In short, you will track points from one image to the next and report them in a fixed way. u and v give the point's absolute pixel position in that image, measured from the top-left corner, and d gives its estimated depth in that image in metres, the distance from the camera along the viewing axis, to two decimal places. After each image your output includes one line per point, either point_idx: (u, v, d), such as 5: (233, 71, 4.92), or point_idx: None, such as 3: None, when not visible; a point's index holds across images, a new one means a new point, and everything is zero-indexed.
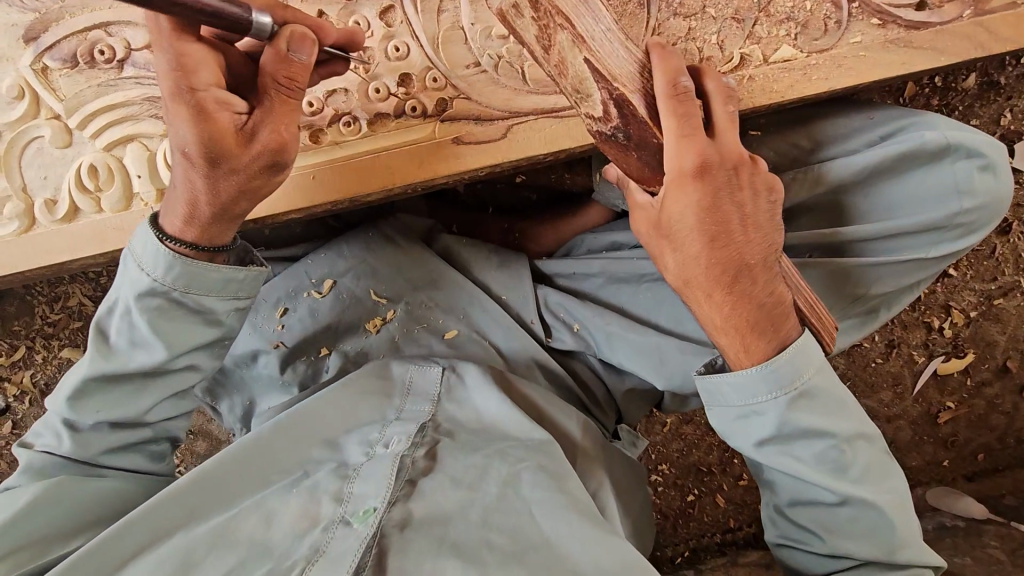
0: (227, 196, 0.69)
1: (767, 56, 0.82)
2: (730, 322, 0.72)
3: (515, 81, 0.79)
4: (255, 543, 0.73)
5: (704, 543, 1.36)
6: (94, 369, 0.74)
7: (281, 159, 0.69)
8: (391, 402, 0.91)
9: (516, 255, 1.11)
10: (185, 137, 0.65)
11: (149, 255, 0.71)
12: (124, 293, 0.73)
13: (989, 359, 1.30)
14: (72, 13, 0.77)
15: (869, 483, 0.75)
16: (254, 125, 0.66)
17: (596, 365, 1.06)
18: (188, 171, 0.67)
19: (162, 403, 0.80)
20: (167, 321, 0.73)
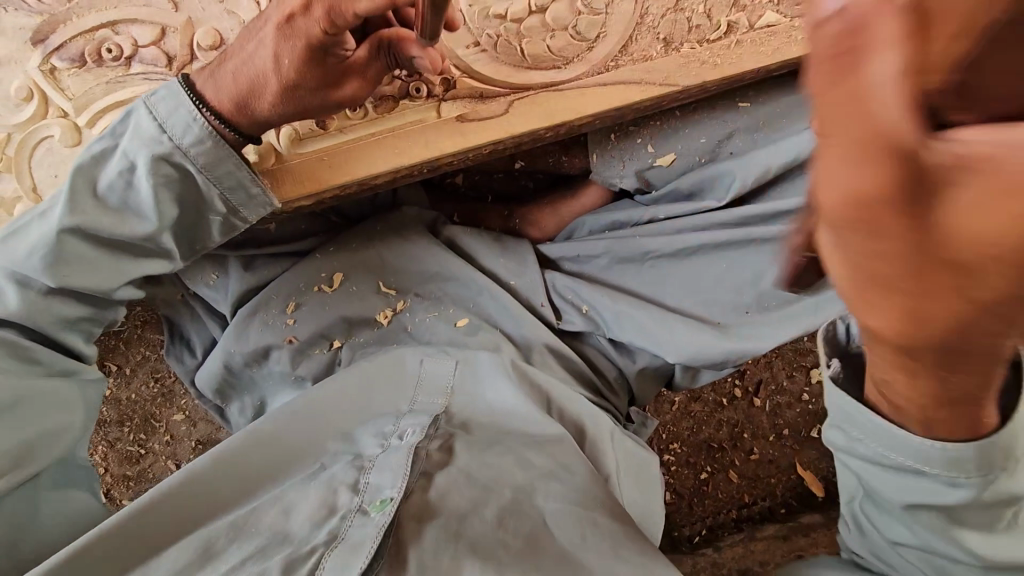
0: (284, 112, 0.73)
1: (752, 22, 0.85)
2: (925, 403, 0.51)
3: (513, 57, 0.81)
4: (272, 532, 0.75)
5: (720, 520, 1.35)
6: (69, 223, 0.71)
7: (352, 103, 0.77)
8: (405, 396, 0.94)
9: (519, 240, 1.13)
10: (292, 59, 0.68)
11: (182, 122, 0.71)
12: (137, 149, 0.71)
13: None
14: (79, 14, 0.79)
15: (1007, 538, 0.68)
16: (351, 70, 0.73)
17: (605, 345, 1.07)
18: (266, 77, 0.70)
19: (126, 286, 0.79)
20: (167, 194, 0.73)
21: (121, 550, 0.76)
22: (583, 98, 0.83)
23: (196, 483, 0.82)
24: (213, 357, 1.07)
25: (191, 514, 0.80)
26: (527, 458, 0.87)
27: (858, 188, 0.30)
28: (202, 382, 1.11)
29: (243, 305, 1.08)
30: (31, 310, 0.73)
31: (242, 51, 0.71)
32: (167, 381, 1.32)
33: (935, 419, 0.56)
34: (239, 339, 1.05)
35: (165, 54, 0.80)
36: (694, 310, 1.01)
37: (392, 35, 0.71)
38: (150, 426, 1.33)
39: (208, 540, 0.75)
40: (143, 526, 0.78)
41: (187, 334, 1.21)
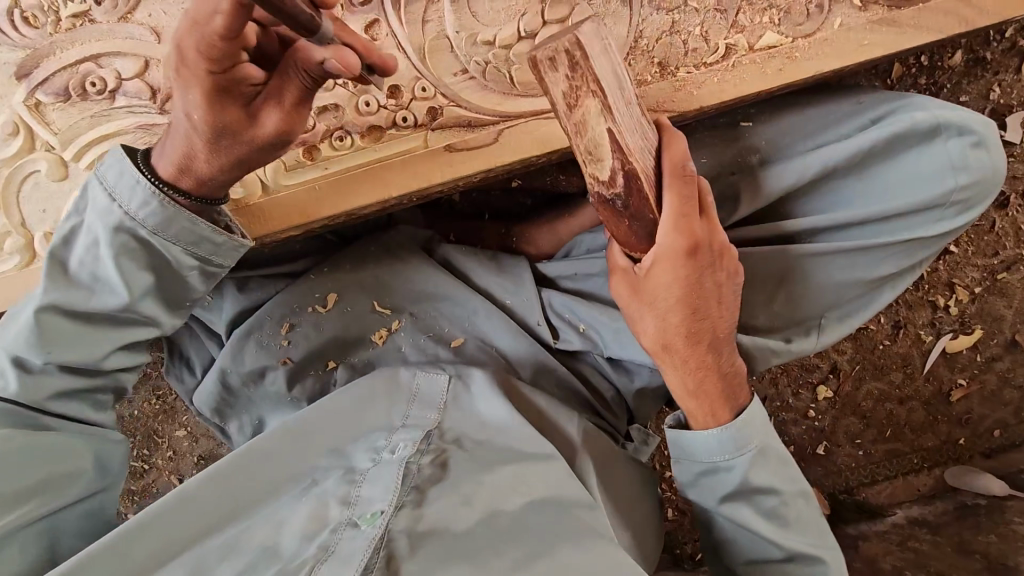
0: (223, 163, 0.70)
1: (751, 44, 0.82)
2: (701, 389, 0.79)
3: (502, 85, 0.79)
4: (262, 548, 0.75)
5: None
6: (51, 300, 0.73)
7: (286, 137, 0.70)
8: (397, 410, 0.94)
9: (515, 258, 1.11)
10: (198, 106, 0.66)
11: (126, 187, 0.71)
12: (97, 222, 0.72)
13: (997, 333, 1.29)
14: (62, 47, 0.78)
15: (808, 536, 0.82)
16: (266, 102, 0.68)
17: (603, 365, 1.04)
18: (191, 134, 0.69)
19: (118, 352, 0.79)
20: (128, 262, 0.73)
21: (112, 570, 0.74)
22: None
23: (192, 500, 0.82)
24: (210, 375, 1.07)
25: (185, 532, 0.79)
26: (524, 479, 0.85)
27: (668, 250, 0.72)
28: (201, 401, 1.10)
29: (241, 322, 1.08)
30: (33, 387, 0.75)
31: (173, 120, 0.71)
32: (168, 398, 1.32)
33: (701, 400, 0.80)
34: (236, 357, 1.05)
35: (148, 87, 0.79)
36: None
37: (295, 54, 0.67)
38: (154, 441, 1.34)
39: (202, 557, 0.76)
40: (135, 544, 0.77)
41: (186, 353, 1.21)
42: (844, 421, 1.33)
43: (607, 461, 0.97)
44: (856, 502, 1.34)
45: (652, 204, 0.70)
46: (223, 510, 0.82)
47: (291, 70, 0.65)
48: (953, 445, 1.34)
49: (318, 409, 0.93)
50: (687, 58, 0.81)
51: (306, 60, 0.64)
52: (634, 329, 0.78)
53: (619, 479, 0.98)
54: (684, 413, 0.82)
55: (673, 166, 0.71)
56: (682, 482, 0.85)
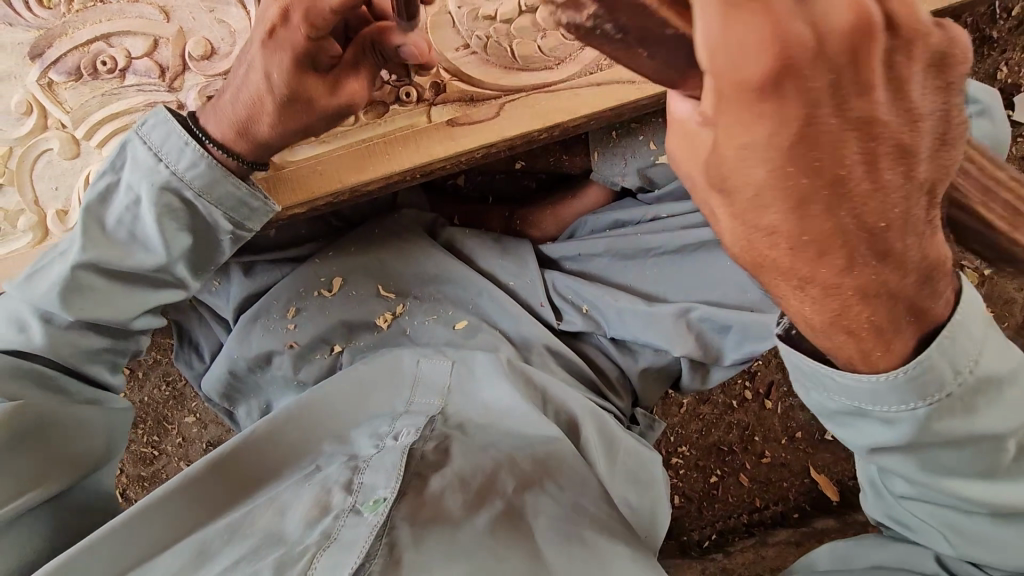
0: (286, 127, 0.72)
1: None
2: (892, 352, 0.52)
3: (504, 59, 0.79)
4: (268, 532, 0.75)
5: (731, 524, 1.33)
6: (86, 258, 0.74)
7: (351, 110, 0.74)
8: (401, 396, 0.94)
9: (520, 241, 1.11)
10: (281, 72, 0.68)
11: (175, 148, 0.73)
12: (139, 180, 0.73)
13: (1007, 317, 1.27)
14: (75, 27, 0.80)
15: None
16: (342, 73, 0.72)
17: (606, 345, 1.05)
18: (260, 96, 0.70)
19: (146, 314, 0.81)
20: (170, 222, 0.74)
21: (126, 550, 0.76)
22: (576, 98, 0.81)
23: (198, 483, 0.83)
24: (217, 362, 1.08)
25: (192, 515, 0.81)
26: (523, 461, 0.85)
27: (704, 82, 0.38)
28: (209, 386, 1.11)
29: (247, 308, 1.09)
30: (54, 344, 0.77)
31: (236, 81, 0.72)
32: (178, 384, 1.34)
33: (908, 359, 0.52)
34: (242, 343, 1.07)
35: (157, 65, 0.81)
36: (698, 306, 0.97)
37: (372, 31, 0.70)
38: (163, 427, 1.35)
39: (205, 542, 0.76)
40: (146, 526, 0.78)
41: (195, 338, 1.23)
42: None
43: (607, 432, 0.98)
44: None
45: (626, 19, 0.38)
46: (230, 495, 0.84)
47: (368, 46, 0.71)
48: None
49: (319, 398, 0.93)
50: None
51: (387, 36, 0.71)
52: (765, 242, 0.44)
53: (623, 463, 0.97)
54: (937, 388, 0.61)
55: None
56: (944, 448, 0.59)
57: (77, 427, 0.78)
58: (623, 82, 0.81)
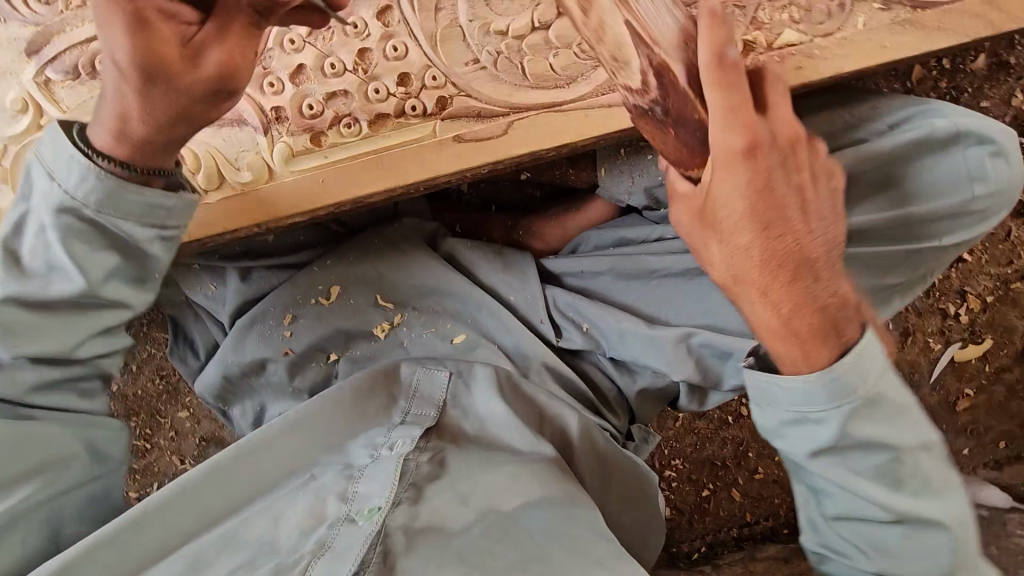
0: (156, 119, 0.68)
1: (770, 42, 0.79)
2: (789, 329, 0.67)
3: (513, 76, 0.78)
4: (261, 541, 0.76)
5: (720, 538, 1.34)
6: (12, 291, 0.69)
7: (226, 84, 0.68)
8: (397, 407, 0.93)
9: (522, 254, 1.09)
10: (122, 46, 0.64)
11: (61, 166, 0.67)
12: (40, 204, 0.68)
13: (1007, 344, 1.28)
14: (73, 24, 0.77)
15: (925, 497, 0.71)
16: (201, 44, 0.66)
17: (604, 363, 1.04)
18: (133, 83, 0.66)
19: (92, 340, 0.75)
20: (80, 244, 0.68)
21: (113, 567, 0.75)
22: (585, 119, 0.79)
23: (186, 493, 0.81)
24: (213, 367, 1.07)
25: (179, 531, 0.79)
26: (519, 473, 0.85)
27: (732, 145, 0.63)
28: (203, 389, 1.10)
29: (242, 314, 1.08)
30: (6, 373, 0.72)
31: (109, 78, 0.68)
32: (172, 378, 1.33)
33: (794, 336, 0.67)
34: (237, 351, 1.06)
35: None
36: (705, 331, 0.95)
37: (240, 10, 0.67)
38: (156, 421, 1.34)
39: (199, 553, 0.77)
40: (130, 541, 0.77)
41: (190, 335, 1.21)
42: None
43: (604, 456, 0.97)
44: None
45: (693, 102, 0.68)
46: (210, 507, 0.81)
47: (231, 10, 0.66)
48: (957, 455, 1.33)
49: (312, 409, 0.90)
50: None
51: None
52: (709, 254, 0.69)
53: (613, 480, 0.97)
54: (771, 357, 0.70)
55: (711, 59, 0.62)
56: (766, 433, 0.75)
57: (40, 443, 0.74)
58: None
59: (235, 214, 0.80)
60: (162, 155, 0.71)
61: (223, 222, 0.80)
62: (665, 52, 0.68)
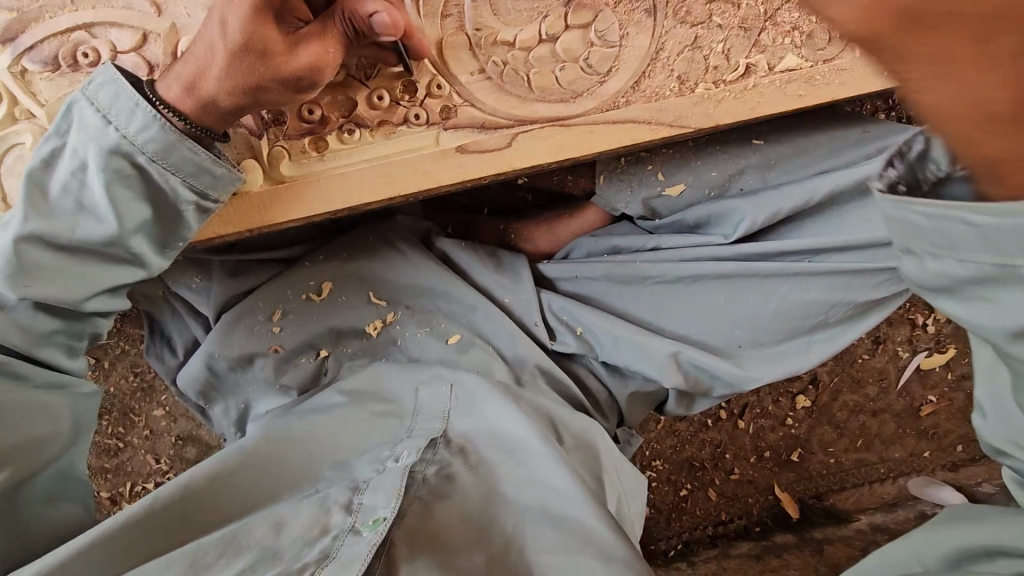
0: (232, 86, 0.65)
1: (772, 65, 0.82)
2: None
3: (520, 88, 0.78)
4: (264, 546, 0.67)
5: (695, 536, 1.37)
6: (31, 231, 0.65)
7: (309, 78, 0.68)
8: (403, 424, 0.88)
9: (515, 256, 1.07)
10: (237, 18, 0.63)
11: (125, 109, 0.65)
12: (86, 145, 0.65)
13: (968, 353, 1.37)
14: (53, 13, 0.73)
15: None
16: (303, 37, 0.66)
17: (599, 368, 1.01)
18: (215, 48, 0.64)
19: (103, 293, 0.72)
20: (123, 191, 0.66)
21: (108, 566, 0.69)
22: (590, 135, 0.80)
23: (194, 492, 0.77)
24: (195, 358, 1.02)
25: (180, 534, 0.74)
26: None
27: None
28: (185, 384, 1.06)
29: (230, 307, 1.03)
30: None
31: (198, 41, 0.67)
32: (147, 375, 1.29)
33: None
34: (222, 345, 1.00)
35: (146, 62, 0.75)
36: (703, 339, 0.95)
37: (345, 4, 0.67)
38: (129, 419, 1.30)
39: (199, 552, 0.67)
40: (133, 539, 0.72)
41: (168, 332, 1.15)
42: (819, 430, 1.38)
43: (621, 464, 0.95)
44: (824, 507, 1.38)
45: None
46: (218, 509, 0.77)
47: (339, 15, 0.67)
48: (918, 457, 1.42)
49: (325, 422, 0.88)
50: (707, 75, 0.81)
51: (358, 12, 0.66)
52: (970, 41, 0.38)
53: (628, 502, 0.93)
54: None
55: None
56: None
57: (41, 413, 0.73)
58: (639, 123, 0.81)
59: (227, 215, 0.76)
60: (218, 121, 0.69)
61: (212, 226, 0.76)
62: None
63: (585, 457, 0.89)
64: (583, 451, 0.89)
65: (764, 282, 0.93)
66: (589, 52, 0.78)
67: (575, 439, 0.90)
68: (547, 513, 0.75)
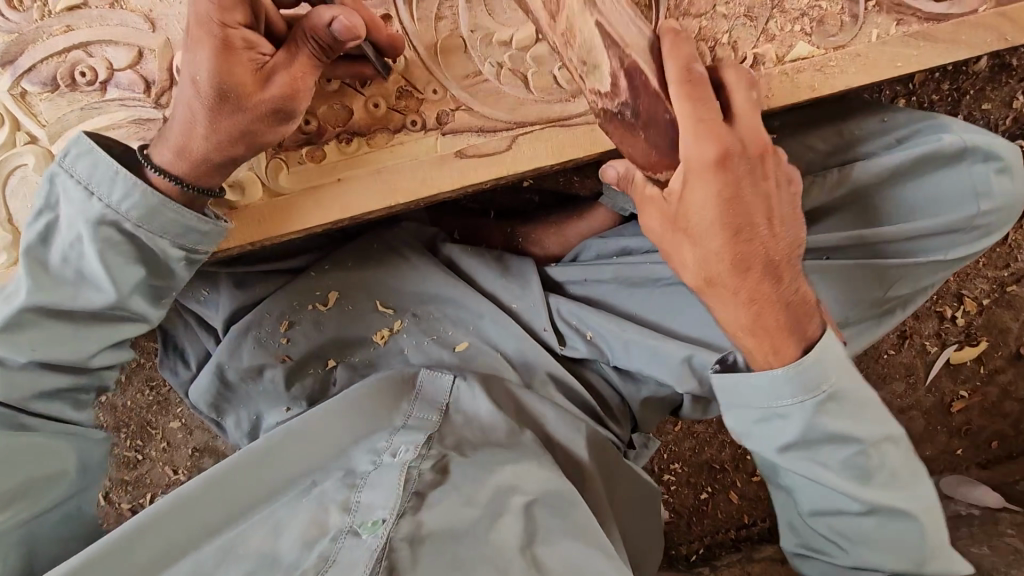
0: (221, 135, 0.65)
1: (781, 55, 0.81)
2: (757, 325, 0.69)
3: (519, 89, 0.76)
4: (261, 553, 0.69)
5: (718, 539, 1.34)
6: (34, 303, 0.65)
7: (287, 107, 0.67)
8: (400, 409, 0.84)
9: (522, 260, 1.04)
10: (203, 70, 0.63)
11: (104, 179, 0.64)
12: (75, 218, 0.65)
13: (1002, 346, 1.31)
14: (51, 34, 0.73)
15: (893, 490, 0.74)
16: (274, 68, 0.65)
17: (610, 372, 0.98)
18: (193, 101, 0.64)
19: (105, 351, 0.72)
20: (115, 256, 0.66)
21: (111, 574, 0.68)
22: (592, 134, 0.77)
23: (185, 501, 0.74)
24: (206, 372, 1.02)
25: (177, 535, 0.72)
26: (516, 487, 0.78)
27: (711, 212, 0.65)
28: (196, 397, 1.06)
29: (239, 319, 1.03)
30: (11, 389, 0.68)
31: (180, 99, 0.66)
32: (162, 389, 1.30)
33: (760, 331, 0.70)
34: (234, 355, 1.01)
35: (143, 79, 0.74)
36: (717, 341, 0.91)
37: (304, 29, 0.65)
38: (147, 432, 1.32)
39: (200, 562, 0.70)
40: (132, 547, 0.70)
41: (181, 346, 1.15)
42: None
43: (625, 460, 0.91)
44: None
45: (664, 101, 0.68)
46: (209, 509, 0.74)
47: (302, 34, 0.65)
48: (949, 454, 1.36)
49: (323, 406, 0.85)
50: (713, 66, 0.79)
51: (318, 26, 0.64)
52: (674, 261, 0.70)
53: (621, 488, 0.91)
54: (743, 352, 0.72)
55: (692, 70, 0.65)
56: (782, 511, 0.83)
57: (41, 456, 0.70)
58: None
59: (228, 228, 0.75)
60: (213, 178, 0.69)
61: None
62: (630, 45, 0.68)
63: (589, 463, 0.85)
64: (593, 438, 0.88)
65: None
66: None
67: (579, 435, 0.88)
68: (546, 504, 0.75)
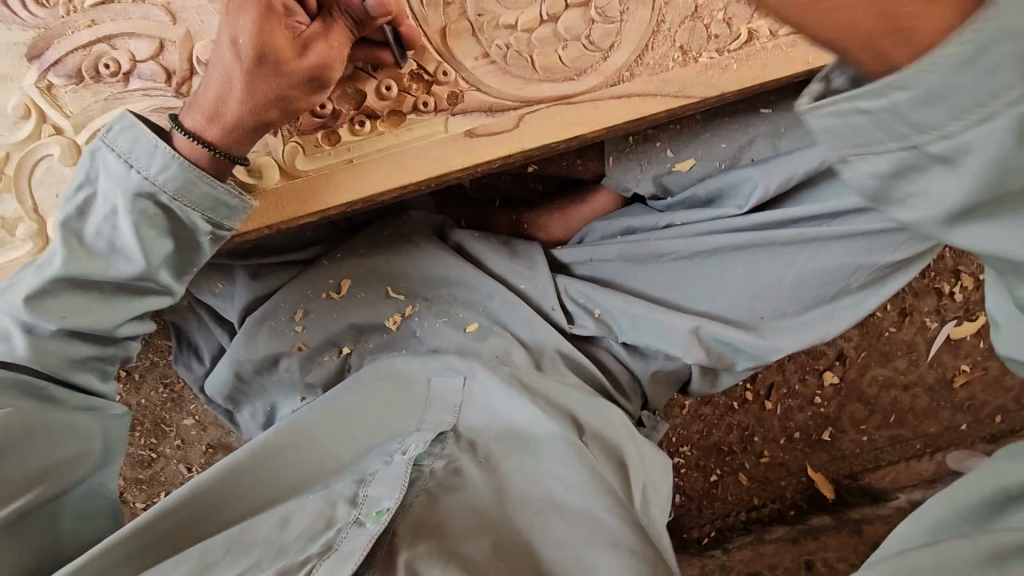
0: (257, 99, 0.67)
1: (774, 30, 0.84)
2: None
3: (525, 70, 0.80)
4: (269, 544, 0.65)
5: (729, 522, 1.34)
6: (68, 272, 0.68)
7: (321, 77, 0.70)
8: (415, 412, 0.86)
9: (529, 243, 1.08)
10: (245, 34, 0.65)
11: (145, 152, 0.67)
12: (113, 190, 0.67)
13: None
14: (75, 28, 0.76)
15: None
16: (310, 37, 0.68)
17: (618, 350, 1.00)
18: (231, 65, 0.66)
19: (132, 321, 0.75)
20: (149, 229, 0.68)
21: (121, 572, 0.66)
22: (595, 111, 0.81)
23: (200, 497, 0.73)
24: (222, 363, 1.04)
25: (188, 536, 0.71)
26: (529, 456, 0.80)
27: None
28: (212, 388, 1.08)
29: (254, 309, 1.05)
30: (42, 358, 0.69)
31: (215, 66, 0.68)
32: (175, 386, 1.32)
33: None
34: (249, 345, 1.03)
35: (164, 69, 0.78)
36: (721, 314, 0.94)
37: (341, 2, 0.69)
38: (161, 430, 1.33)
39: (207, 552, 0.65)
40: (145, 547, 0.68)
41: (195, 341, 1.17)
42: (849, 407, 1.35)
43: (644, 455, 0.91)
44: (859, 487, 1.35)
45: None
46: (222, 509, 0.74)
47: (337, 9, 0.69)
48: (953, 430, 1.38)
49: (336, 403, 0.87)
50: (709, 44, 0.83)
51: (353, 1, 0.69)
52: None
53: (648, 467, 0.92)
54: None
55: None
56: None
57: (72, 431, 0.72)
58: (645, 96, 0.82)
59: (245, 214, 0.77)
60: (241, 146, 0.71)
61: None
62: None
63: (604, 445, 0.86)
64: (604, 437, 0.87)
65: (783, 250, 0.93)
66: (590, 30, 0.79)
67: (595, 426, 0.88)
68: (552, 500, 0.73)
